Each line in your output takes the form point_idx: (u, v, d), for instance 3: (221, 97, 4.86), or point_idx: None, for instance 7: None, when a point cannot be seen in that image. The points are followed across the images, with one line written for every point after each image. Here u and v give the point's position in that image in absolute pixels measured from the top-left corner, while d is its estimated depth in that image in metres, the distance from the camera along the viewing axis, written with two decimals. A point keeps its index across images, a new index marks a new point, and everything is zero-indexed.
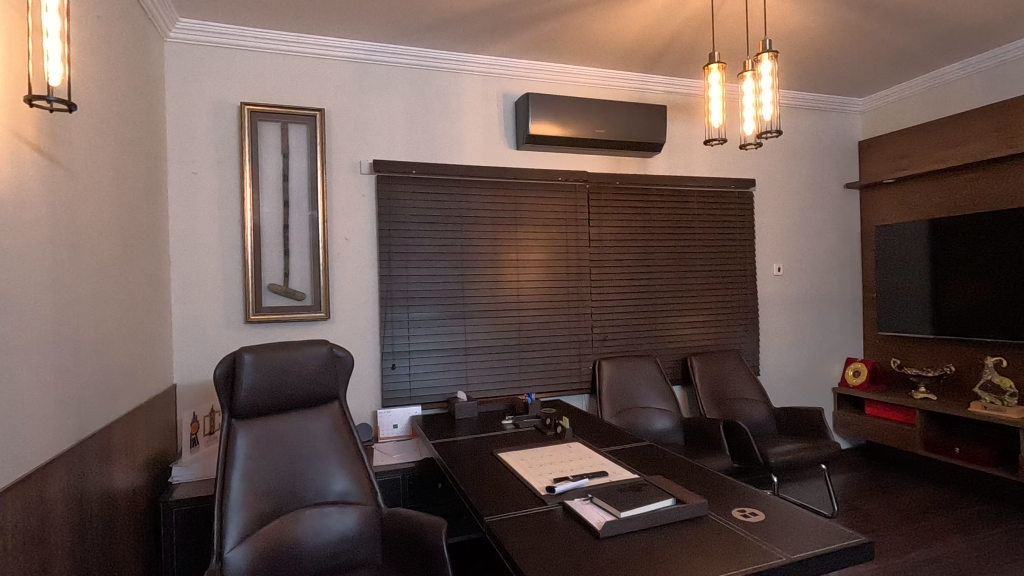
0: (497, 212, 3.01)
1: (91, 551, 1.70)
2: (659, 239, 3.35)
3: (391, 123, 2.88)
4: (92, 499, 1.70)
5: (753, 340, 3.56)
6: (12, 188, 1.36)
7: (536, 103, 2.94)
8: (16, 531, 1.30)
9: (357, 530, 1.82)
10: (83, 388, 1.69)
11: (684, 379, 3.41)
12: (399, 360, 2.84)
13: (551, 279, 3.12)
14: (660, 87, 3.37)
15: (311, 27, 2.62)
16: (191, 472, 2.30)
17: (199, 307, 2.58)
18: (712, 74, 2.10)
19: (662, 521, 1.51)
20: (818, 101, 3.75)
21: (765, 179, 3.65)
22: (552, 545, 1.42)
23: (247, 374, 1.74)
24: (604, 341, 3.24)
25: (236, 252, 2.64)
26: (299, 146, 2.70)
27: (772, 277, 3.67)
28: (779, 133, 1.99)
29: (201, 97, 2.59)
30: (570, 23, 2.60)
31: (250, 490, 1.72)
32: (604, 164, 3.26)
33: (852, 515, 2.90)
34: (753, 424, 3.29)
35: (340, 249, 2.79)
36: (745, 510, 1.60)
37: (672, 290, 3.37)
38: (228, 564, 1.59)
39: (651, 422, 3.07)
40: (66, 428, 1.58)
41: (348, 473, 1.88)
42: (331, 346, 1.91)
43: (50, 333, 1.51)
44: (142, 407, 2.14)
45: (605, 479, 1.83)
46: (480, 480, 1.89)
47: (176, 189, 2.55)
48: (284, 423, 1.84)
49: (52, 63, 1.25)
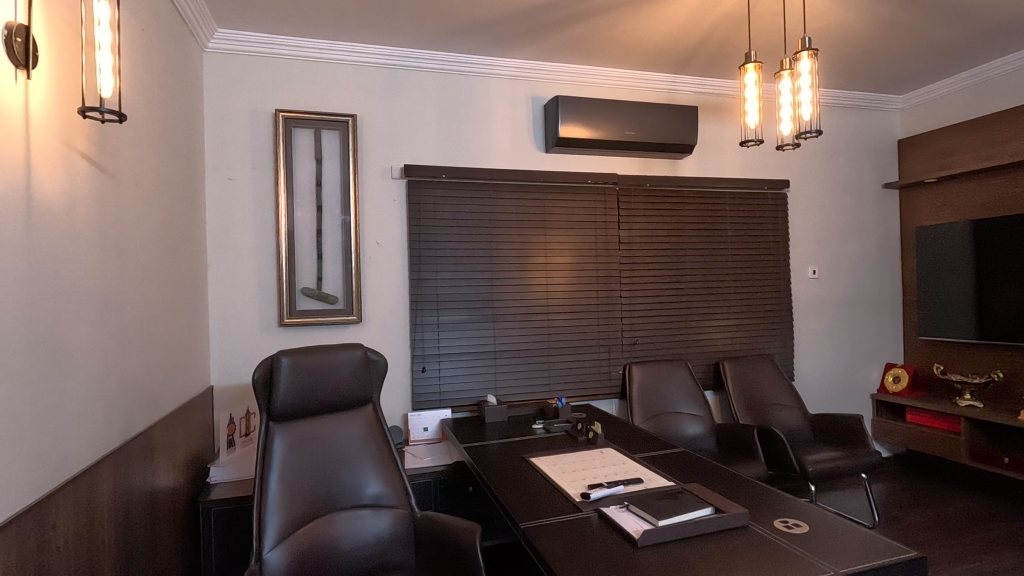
0: (526, 216, 3.00)
1: (135, 549, 1.74)
2: (691, 242, 3.30)
3: (421, 128, 2.90)
4: (136, 498, 1.75)
5: (787, 344, 3.48)
6: (64, 196, 1.40)
7: (566, 105, 2.92)
8: (65, 530, 1.34)
9: (390, 533, 1.84)
10: (128, 389, 1.74)
11: (716, 384, 3.35)
12: (428, 363, 2.86)
13: (580, 282, 3.10)
14: (690, 87, 3.33)
15: (345, 33, 2.65)
16: (228, 472, 2.35)
17: (236, 311, 2.64)
18: (748, 74, 2.05)
19: (701, 531, 1.48)
20: (855, 99, 3.65)
21: (800, 179, 3.57)
22: (590, 552, 1.40)
23: (285, 376, 1.77)
24: (634, 345, 3.20)
25: (271, 255, 2.69)
26: (332, 152, 2.74)
27: (807, 280, 3.58)
28: (819, 132, 1.94)
29: (237, 106, 2.65)
30: (600, 24, 2.59)
31: (287, 493, 1.74)
32: (634, 166, 3.23)
33: (894, 526, 2.81)
34: (788, 431, 3.21)
35: (372, 253, 2.82)
36: (788, 521, 1.55)
37: (704, 294, 3.32)
38: (266, 565, 1.62)
39: (682, 428, 3.02)
40: (112, 429, 1.63)
41: (382, 476, 1.89)
42: (366, 350, 1.92)
43: (99, 336, 1.56)
44: (183, 408, 2.19)
45: (640, 486, 1.80)
46: (513, 485, 1.88)
47: (213, 195, 2.61)
48: (320, 425, 1.87)
49: (104, 75, 1.29)
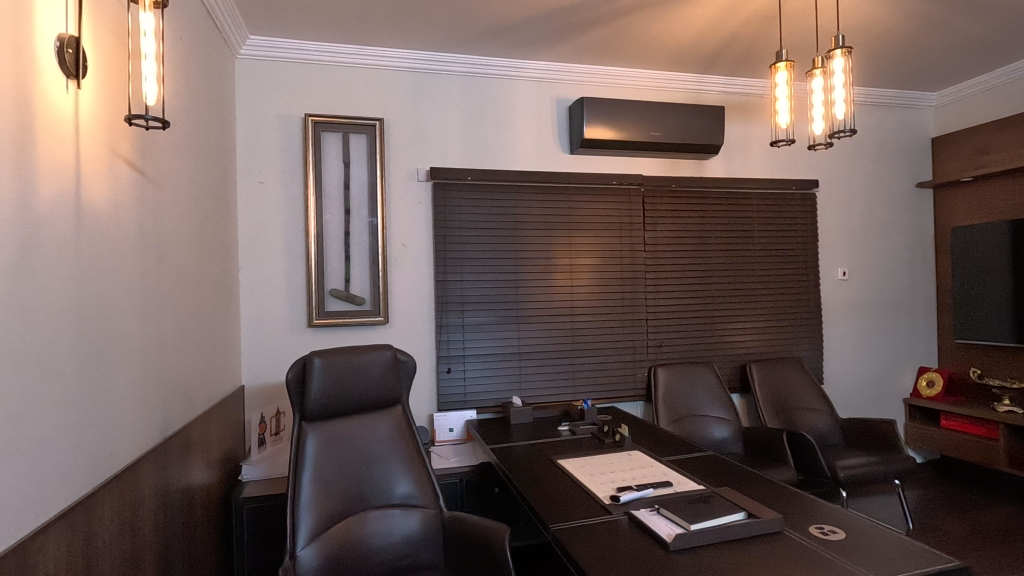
0: (551, 216, 3.01)
1: (173, 544, 1.78)
2: (717, 243, 3.26)
3: (447, 131, 2.93)
4: (174, 495, 1.80)
5: (816, 348, 3.42)
6: (109, 200, 1.45)
7: (591, 106, 2.92)
8: (110, 526, 1.38)
9: (419, 533, 1.85)
10: (166, 388, 1.78)
11: (743, 387, 3.30)
12: (454, 365, 2.88)
13: (605, 283, 3.09)
14: (717, 87, 3.30)
15: (372, 38, 2.69)
16: (259, 470, 2.39)
17: (267, 312, 2.69)
18: (779, 73, 2.03)
19: (734, 535, 1.46)
20: (887, 97, 3.58)
21: (829, 179, 3.50)
22: (622, 556, 1.39)
23: (317, 376, 1.80)
24: (660, 347, 3.18)
25: (300, 257, 2.74)
26: (359, 155, 2.79)
27: (837, 281, 3.51)
28: (853, 131, 1.90)
29: (268, 111, 2.70)
30: (626, 25, 2.58)
31: (319, 491, 1.77)
32: (659, 167, 3.20)
33: (929, 534, 2.74)
34: (817, 436, 3.15)
35: (398, 255, 2.85)
36: (823, 527, 1.52)
37: (730, 295, 3.28)
38: (300, 562, 1.64)
39: (709, 431, 2.99)
40: (152, 428, 1.68)
41: (411, 476, 1.91)
42: (395, 350, 1.94)
43: (139, 336, 1.61)
44: (216, 408, 2.24)
45: (669, 489, 1.79)
46: (541, 486, 1.88)
47: (245, 198, 2.66)
48: (352, 424, 1.89)
49: (149, 83, 1.34)
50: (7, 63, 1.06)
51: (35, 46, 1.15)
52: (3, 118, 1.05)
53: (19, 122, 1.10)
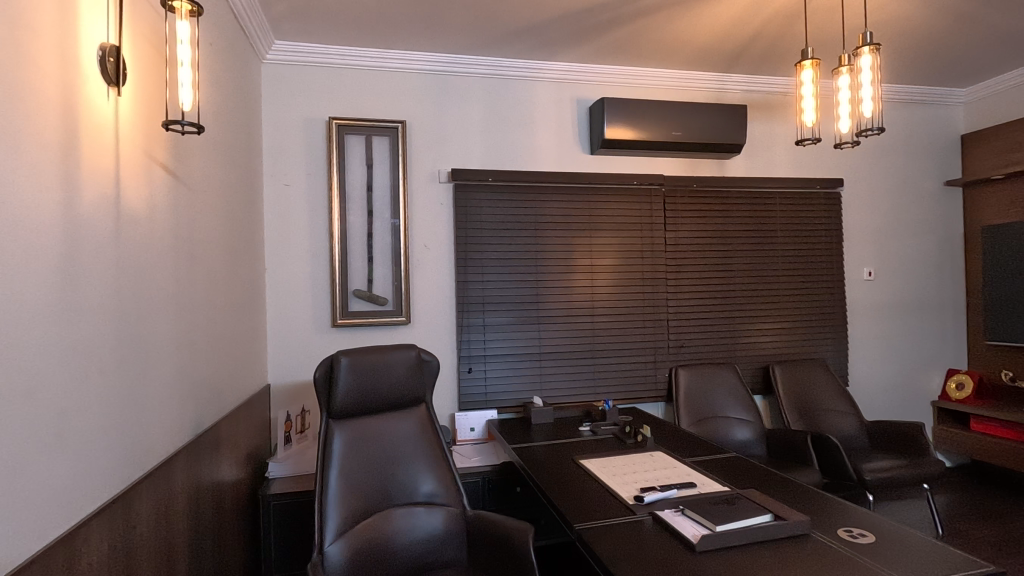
0: (572, 217, 3.01)
1: (204, 539, 1.83)
2: (739, 243, 3.23)
3: (468, 133, 2.95)
4: (205, 491, 1.84)
5: (841, 349, 3.37)
6: (145, 204, 1.49)
7: (612, 106, 2.91)
8: (146, 520, 1.42)
9: (443, 530, 1.87)
10: (197, 387, 1.83)
11: (766, 388, 3.26)
12: (475, 365, 2.89)
13: (625, 284, 3.08)
14: (739, 86, 3.27)
15: (395, 42, 2.72)
16: (285, 467, 2.43)
17: (292, 312, 2.74)
18: (805, 71, 2.00)
19: (760, 537, 1.45)
20: (914, 94, 3.51)
21: (855, 178, 3.45)
22: (647, 556, 1.40)
23: (344, 376, 1.83)
24: (681, 348, 3.16)
25: (324, 258, 2.78)
26: (382, 157, 2.82)
27: (862, 282, 3.45)
28: (881, 129, 1.87)
29: (293, 114, 2.75)
30: (648, 25, 2.57)
31: (346, 488, 1.79)
32: (680, 167, 3.19)
33: (960, 539, 2.68)
34: (842, 438, 3.10)
35: (420, 256, 2.88)
36: (852, 530, 1.51)
37: (753, 296, 3.25)
38: (327, 558, 1.67)
39: (731, 433, 2.96)
40: (185, 426, 1.72)
41: (435, 474, 1.94)
42: (419, 350, 1.97)
43: (173, 335, 1.65)
44: (244, 406, 2.29)
45: (694, 490, 1.78)
46: (564, 486, 1.89)
47: (270, 201, 2.72)
48: (377, 423, 1.92)
49: (184, 90, 1.38)
50: (53, 72, 1.10)
51: (80, 56, 1.19)
52: (50, 125, 1.10)
53: (64, 128, 1.14)
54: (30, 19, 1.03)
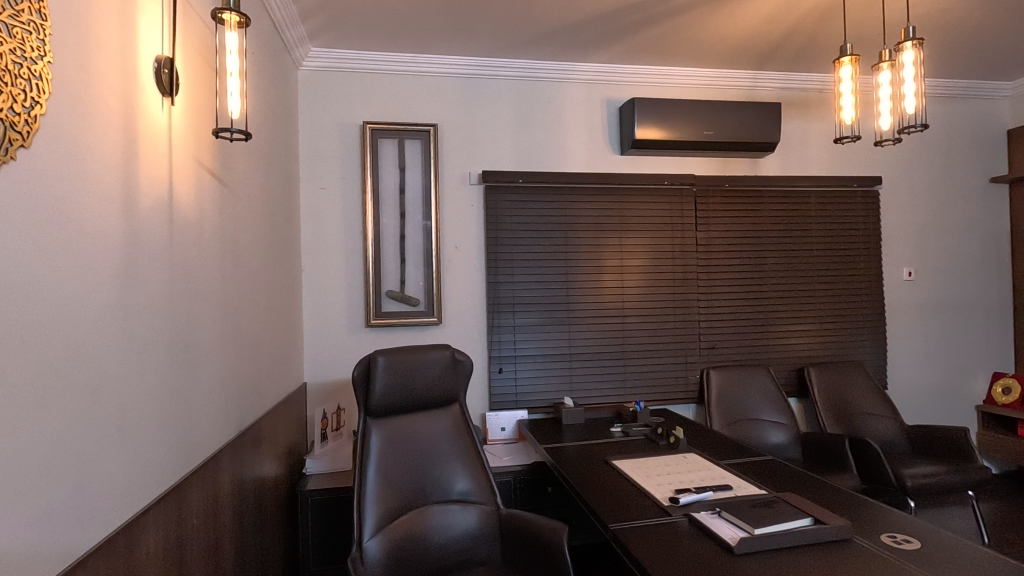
0: (602, 218, 3.01)
1: (248, 531, 1.89)
2: (772, 243, 3.18)
3: (498, 135, 2.97)
4: (248, 485, 1.90)
5: (879, 351, 3.29)
6: (195, 209, 1.55)
7: (642, 106, 2.90)
8: (197, 512, 1.48)
9: (478, 528, 1.90)
10: (241, 385, 1.89)
11: (801, 391, 3.20)
12: (505, 365, 2.92)
13: (656, 284, 3.07)
14: (773, 84, 3.22)
15: (427, 46, 2.76)
16: (322, 464, 2.49)
17: (327, 312, 2.80)
18: (843, 68, 1.97)
19: (800, 540, 1.44)
20: (957, 88, 3.40)
21: (894, 175, 3.36)
22: (685, 557, 1.39)
23: (381, 375, 1.87)
24: (713, 350, 3.13)
25: (358, 260, 2.84)
26: (414, 160, 2.87)
27: (901, 282, 3.36)
28: (925, 126, 1.82)
29: (328, 119, 2.82)
30: (681, 24, 2.56)
31: (383, 485, 1.83)
32: (712, 166, 3.16)
33: (1007, 548, 2.59)
34: (881, 443, 3.03)
35: (451, 257, 2.91)
36: (896, 536, 1.48)
37: (787, 297, 3.19)
38: (366, 553, 1.70)
39: (765, 436, 2.92)
40: (230, 422, 1.78)
41: (469, 473, 1.96)
42: (453, 350, 2.00)
43: (220, 334, 1.72)
44: (283, 404, 2.35)
45: (729, 493, 1.77)
46: (597, 486, 1.89)
47: (307, 204, 2.79)
48: (412, 421, 1.96)
49: (234, 99, 1.47)
50: (116, 84, 1.16)
51: (139, 69, 1.26)
52: (113, 135, 1.15)
53: (124, 137, 1.20)
54: (95, 33, 1.09)
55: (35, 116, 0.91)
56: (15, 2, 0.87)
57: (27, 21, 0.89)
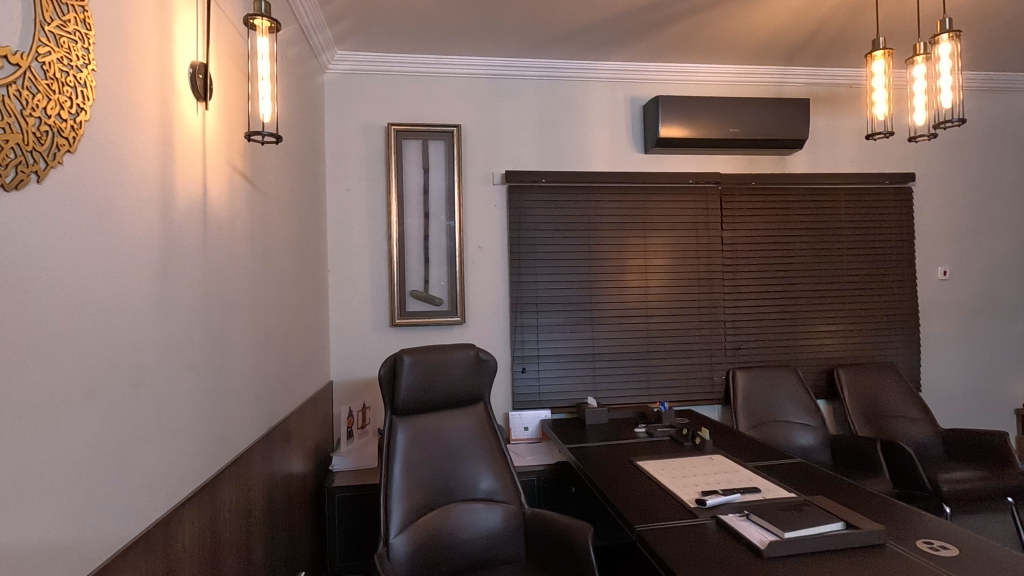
0: (626, 217, 2.99)
1: (277, 526, 1.93)
2: (800, 242, 3.12)
3: (521, 135, 2.98)
4: (277, 481, 1.94)
5: (912, 352, 3.20)
6: (228, 211, 1.59)
7: (666, 104, 2.87)
8: (229, 506, 1.52)
9: (502, 527, 1.90)
10: (271, 383, 1.93)
11: (830, 393, 3.14)
12: (528, 364, 2.92)
13: (680, 284, 3.03)
14: (801, 80, 3.16)
15: (451, 48, 2.78)
16: (348, 461, 2.53)
17: (353, 312, 2.84)
18: (876, 62, 1.91)
19: (832, 545, 1.41)
20: (995, 81, 3.29)
21: (927, 172, 3.27)
22: (713, 560, 1.38)
23: (407, 374, 1.89)
24: (739, 350, 3.09)
25: (383, 260, 2.87)
26: (437, 161, 2.90)
27: (935, 282, 3.27)
28: (963, 120, 1.76)
29: (354, 121, 2.86)
30: (706, 20, 2.53)
31: (409, 483, 1.85)
32: (737, 164, 3.11)
33: None
34: (915, 447, 2.95)
35: (474, 257, 2.92)
36: (932, 542, 1.44)
37: (816, 296, 3.13)
38: (393, 550, 1.72)
39: (793, 438, 2.87)
40: (260, 419, 1.82)
41: (493, 472, 1.97)
42: (478, 350, 2.01)
43: (251, 332, 1.76)
44: (310, 402, 2.40)
45: (757, 496, 1.74)
46: (621, 487, 1.88)
47: (333, 205, 2.83)
48: (437, 420, 1.97)
49: (265, 102, 1.50)
50: (154, 90, 1.20)
51: (175, 74, 1.30)
52: (151, 139, 1.19)
53: (162, 141, 1.24)
54: (134, 41, 1.13)
55: (80, 122, 0.94)
56: (62, 13, 0.90)
57: (72, 31, 0.92)
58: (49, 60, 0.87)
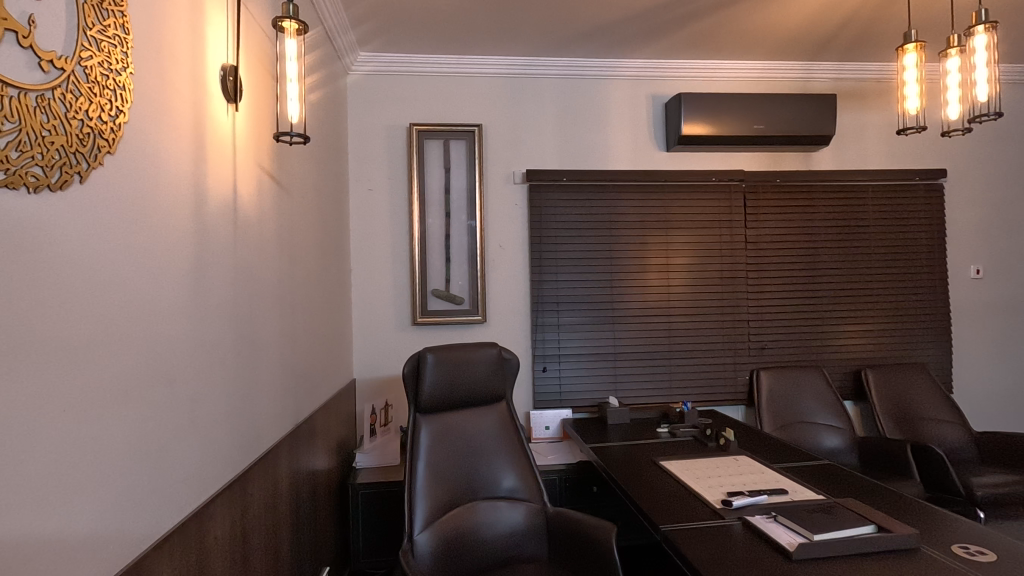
0: (647, 215, 2.97)
1: (303, 521, 1.96)
2: (826, 239, 3.07)
3: (542, 134, 2.98)
4: (303, 477, 1.97)
5: (943, 352, 3.12)
6: (256, 210, 1.62)
7: (689, 101, 2.85)
8: (258, 501, 1.55)
9: (525, 525, 1.90)
10: (297, 379, 1.96)
11: (858, 394, 3.08)
12: (549, 363, 2.91)
13: (702, 283, 3.00)
14: (827, 75, 3.11)
15: (473, 48, 2.79)
16: (371, 458, 2.55)
17: (375, 310, 2.87)
18: (908, 56, 1.87)
19: (862, 549, 1.38)
20: None
21: (959, 168, 3.18)
22: (739, 561, 1.36)
23: (430, 372, 1.91)
24: (763, 350, 3.04)
25: (405, 259, 2.89)
26: (459, 160, 2.91)
27: (968, 280, 3.18)
28: (1000, 113, 1.71)
29: (377, 122, 2.88)
30: (730, 16, 2.50)
31: (432, 480, 1.86)
32: (762, 161, 3.07)
33: None
34: (946, 450, 2.88)
35: (495, 256, 2.93)
36: (968, 547, 1.40)
37: (842, 296, 3.07)
38: (417, 546, 1.73)
39: (819, 440, 2.82)
40: (287, 416, 1.85)
41: (516, 470, 1.97)
42: (500, 349, 2.02)
43: (279, 328, 1.79)
44: (334, 399, 2.42)
45: (785, 497, 1.72)
46: (644, 487, 1.87)
47: (356, 205, 2.86)
48: (461, 418, 1.98)
49: (293, 104, 1.53)
50: (187, 93, 1.23)
51: (207, 77, 1.32)
52: (184, 140, 1.22)
53: (194, 143, 1.26)
54: (169, 44, 1.15)
55: (119, 124, 0.97)
56: (103, 18, 0.93)
57: (112, 35, 0.95)
58: (91, 65, 0.90)
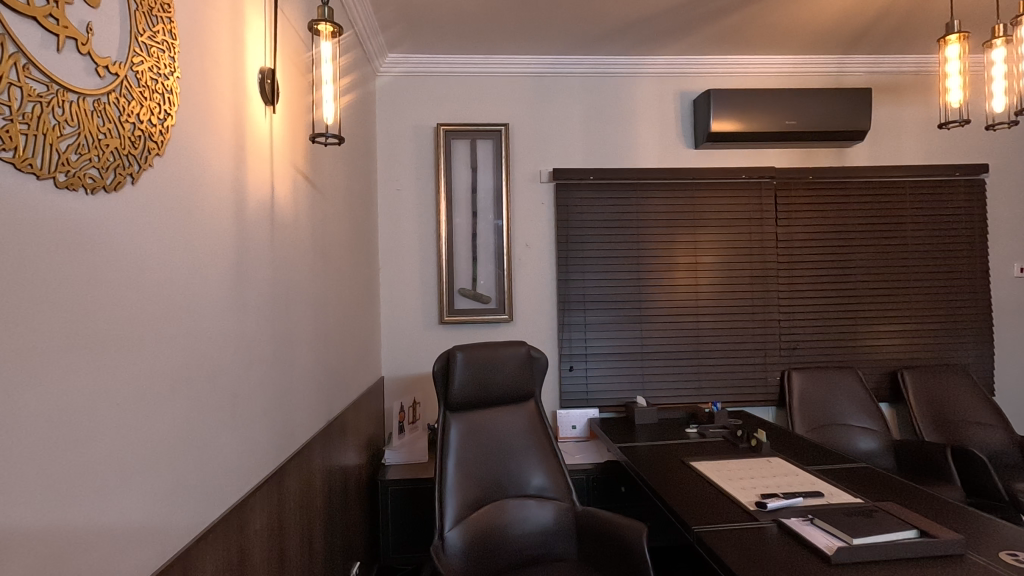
0: (675, 213, 2.94)
1: (335, 516, 1.99)
2: (860, 237, 2.99)
3: (569, 133, 2.97)
4: (334, 473, 2.00)
5: (985, 353, 3.02)
6: (292, 211, 1.65)
7: (718, 97, 2.80)
8: (293, 495, 1.58)
9: (554, 524, 1.91)
10: (329, 376, 1.99)
11: (894, 396, 3.00)
12: (576, 362, 2.91)
13: (732, 282, 2.96)
14: (862, 68, 3.03)
15: (499, 48, 2.79)
16: (399, 455, 2.58)
17: (403, 309, 2.90)
18: (951, 47, 1.81)
19: (904, 554, 1.34)
20: None
21: (1002, 162, 3.07)
22: (775, 564, 1.34)
23: (460, 370, 1.92)
24: (794, 351, 2.98)
25: (432, 258, 2.91)
26: (485, 160, 2.92)
27: (1012, 279, 3.07)
28: None
29: (404, 123, 2.91)
30: (761, 11, 2.46)
31: (462, 477, 1.88)
32: (793, 158, 3.01)
33: None
34: (988, 454, 2.79)
35: (522, 255, 2.93)
36: (1017, 554, 1.35)
37: (877, 295, 2.99)
38: (447, 543, 1.75)
39: (854, 442, 2.76)
40: (320, 412, 1.88)
41: (545, 469, 1.98)
42: (529, 347, 2.02)
43: (312, 326, 1.82)
44: (364, 397, 2.46)
45: (821, 500, 1.68)
46: (675, 487, 1.85)
47: (385, 205, 2.90)
48: (490, 416, 1.99)
49: (328, 106, 1.55)
50: (228, 97, 1.26)
51: (246, 81, 1.35)
52: (225, 142, 1.25)
53: (234, 145, 1.29)
54: (211, 48, 1.18)
55: (167, 127, 1.00)
56: (152, 24, 0.96)
57: (161, 41, 0.98)
58: (141, 69, 0.93)
